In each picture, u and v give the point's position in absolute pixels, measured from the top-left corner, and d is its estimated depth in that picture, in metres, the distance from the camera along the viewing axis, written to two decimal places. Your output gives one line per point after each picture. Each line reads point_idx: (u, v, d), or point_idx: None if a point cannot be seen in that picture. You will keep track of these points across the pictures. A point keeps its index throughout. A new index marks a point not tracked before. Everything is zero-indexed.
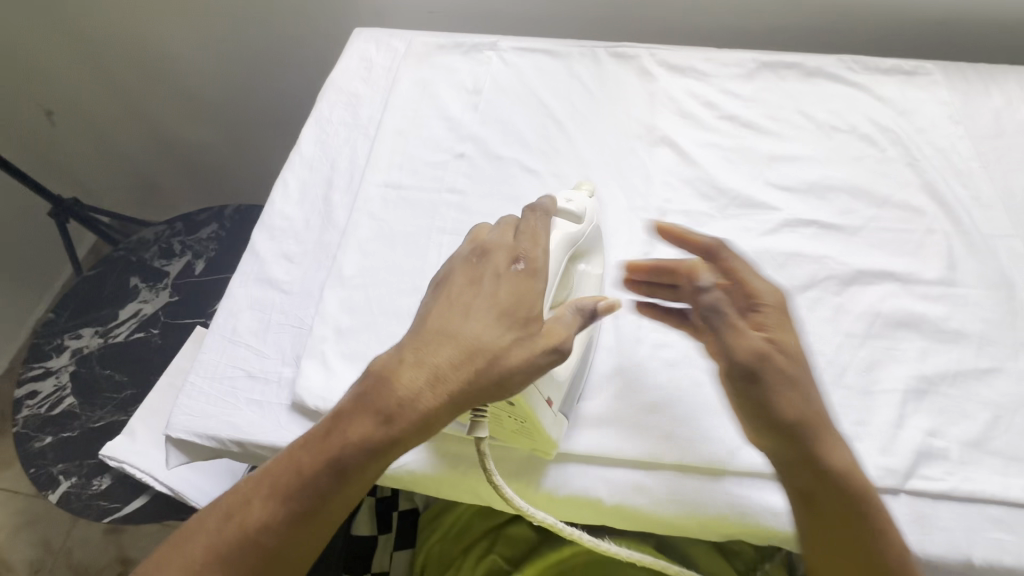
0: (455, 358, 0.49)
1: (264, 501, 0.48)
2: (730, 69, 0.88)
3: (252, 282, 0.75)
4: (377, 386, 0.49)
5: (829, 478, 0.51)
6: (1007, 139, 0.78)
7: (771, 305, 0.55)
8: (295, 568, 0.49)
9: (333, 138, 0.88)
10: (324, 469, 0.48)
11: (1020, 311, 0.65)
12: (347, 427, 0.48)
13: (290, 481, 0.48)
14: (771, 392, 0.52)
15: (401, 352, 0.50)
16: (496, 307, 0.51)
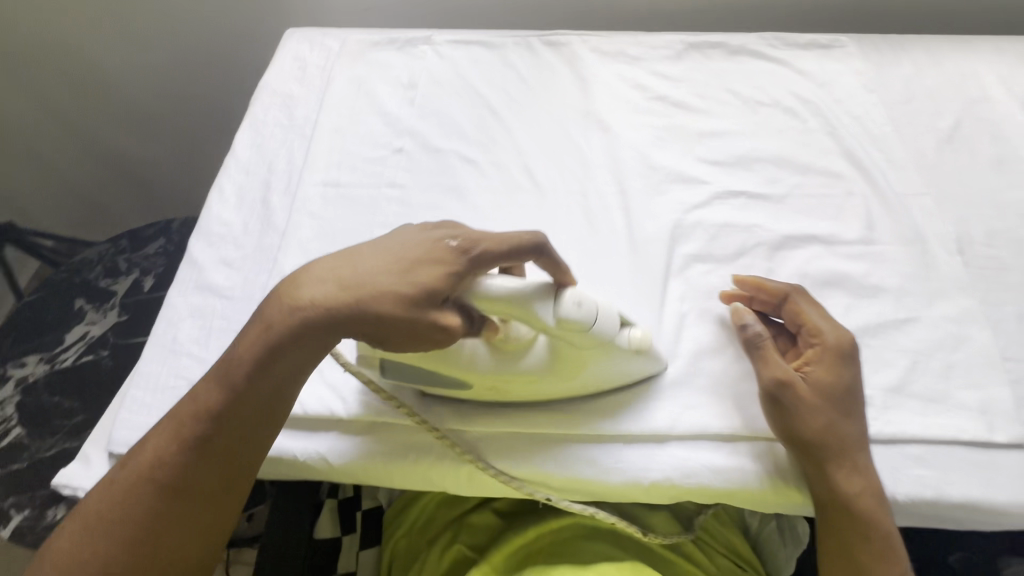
0: (328, 282, 0.53)
1: (166, 422, 0.55)
2: (659, 52, 0.91)
3: (192, 290, 0.73)
4: (265, 310, 0.55)
5: (831, 480, 0.56)
6: (916, 104, 0.83)
7: (826, 348, 0.59)
8: (187, 497, 0.53)
9: (269, 140, 0.87)
10: (216, 391, 0.54)
11: (933, 263, 0.69)
12: (237, 348, 0.55)
13: (187, 402, 0.55)
14: (799, 409, 0.56)
15: (290, 280, 0.55)
16: (386, 245, 0.55)
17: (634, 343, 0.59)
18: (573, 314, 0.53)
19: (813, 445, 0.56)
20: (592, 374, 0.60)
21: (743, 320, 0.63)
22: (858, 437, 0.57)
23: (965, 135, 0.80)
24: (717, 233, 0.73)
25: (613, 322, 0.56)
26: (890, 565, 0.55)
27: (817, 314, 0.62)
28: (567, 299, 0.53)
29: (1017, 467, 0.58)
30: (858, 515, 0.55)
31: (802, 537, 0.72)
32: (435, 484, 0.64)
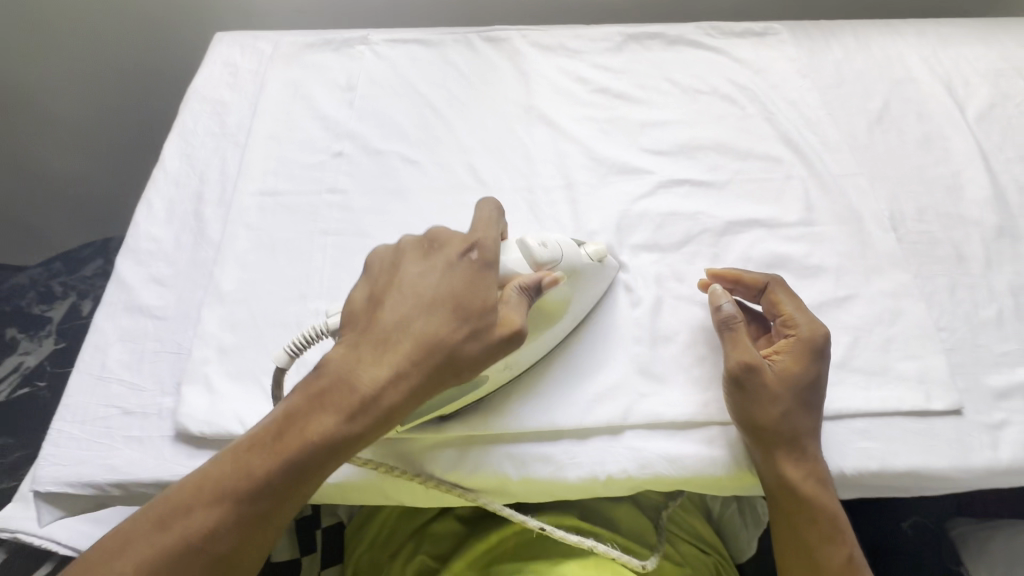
0: (413, 351, 0.51)
1: (211, 507, 0.48)
2: (599, 44, 0.91)
3: (121, 312, 0.69)
4: (335, 383, 0.50)
5: (784, 466, 0.56)
6: (847, 87, 0.85)
7: (799, 340, 0.59)
8: (246, 571, 0.49)
9: (200, 150, 0.83)
10: (281, 468, 0.48)
11: (869, 240, 0.71)
12: (304, 424, 0.49)
13: (240, 485, 0.48)
14: (757, 395, 0.57)
15: (361, 348, 0.51)
16: (452, 299, 0.52)
17: (594, 256, 0.63)
18: (544, 252, 0.58)
19: (767, 432, 0.57)
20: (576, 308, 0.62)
21: (718, 302, 0.62)
22: (812, 426, 0.58)
23: (894, 115, 0.82)
24: (663, 223, 0.73)
25: (574, 250, 0.61)
26: (835, 547, 0.57)
27: (794, 305, 0.62)
28: (530, 242, 0.58)
29: (955, 433, 0.59)
30: (804, 499, 0.57)
31: (762, 518, 0.73)
32: (391, 497, 0.62)
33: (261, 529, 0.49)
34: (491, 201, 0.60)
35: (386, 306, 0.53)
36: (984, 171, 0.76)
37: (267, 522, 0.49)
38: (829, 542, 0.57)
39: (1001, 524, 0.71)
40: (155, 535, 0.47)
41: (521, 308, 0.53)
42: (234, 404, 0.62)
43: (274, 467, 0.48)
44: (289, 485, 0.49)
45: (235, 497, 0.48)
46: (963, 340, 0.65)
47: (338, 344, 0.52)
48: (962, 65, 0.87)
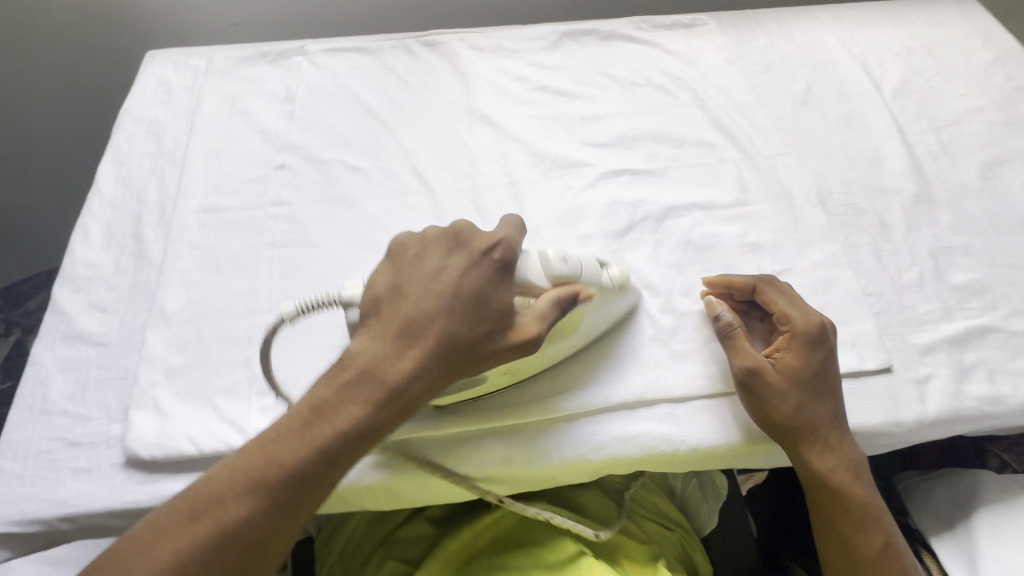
0: (434, 345, 0.52)
1: (245, 498, 0.47)
2: (536, 43, 0.93)
3: (61, 342, 0.67)
4: (360, 375, 0.50)
5: (802, 455, 0.58)
6: (773, 72, 0.89)
7: (795, 335, 0.60)
8: (274, 558, 0.48)
9: (136, 171, 0.81)
10: (310, 454, 0.48)
11: (800, 215, 0.74)
12: (333, 414, 0.50)
13: (270, 474, 0.48)
14: (766, 395, 0.58)
15: (391, 335, 0.51)
16: (468, 298, 0.53)
17: (615, 280, 0.62)
18: (564, 267, 0.57)
19: (784, 429, 0.58)
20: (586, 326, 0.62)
21: (716, 311, 0.64)
22: (832, 415, 0.59)
23: (817, 96, 0.86)
24: (605, 212, 0.75)
25: (594, 268, 0.60)
26: (872, 534, 0.58)
27: (790, 301, 0.62)
28: (551, 254, 0.56)
29: (887, 390, 0.63)
30: (835, 487, 0.58)
31: (721, 490, 0.78)
32: (353, 503, 0.62)
33: (292, 518, 0.48)
34: (514, 217, 0.62)
35: (409, 293, 0.53)
36: (901, 143, 0.81)
37: (297, 510, 0.48)
38: (861, 528, 0.58)
39: (941, 473, 0.75)
40: (189, 528, 0.46)
41: (546, 321, 0.54)
42: (184, 425, 0.60)
43: (303, 457, 0.48)
44: (318, 475, 0.49)
45: (269, 486, 0.47)
46: (889, 303, 0.69)
47: (362, 333, 0.52)
48: (877, 46, 0.92)
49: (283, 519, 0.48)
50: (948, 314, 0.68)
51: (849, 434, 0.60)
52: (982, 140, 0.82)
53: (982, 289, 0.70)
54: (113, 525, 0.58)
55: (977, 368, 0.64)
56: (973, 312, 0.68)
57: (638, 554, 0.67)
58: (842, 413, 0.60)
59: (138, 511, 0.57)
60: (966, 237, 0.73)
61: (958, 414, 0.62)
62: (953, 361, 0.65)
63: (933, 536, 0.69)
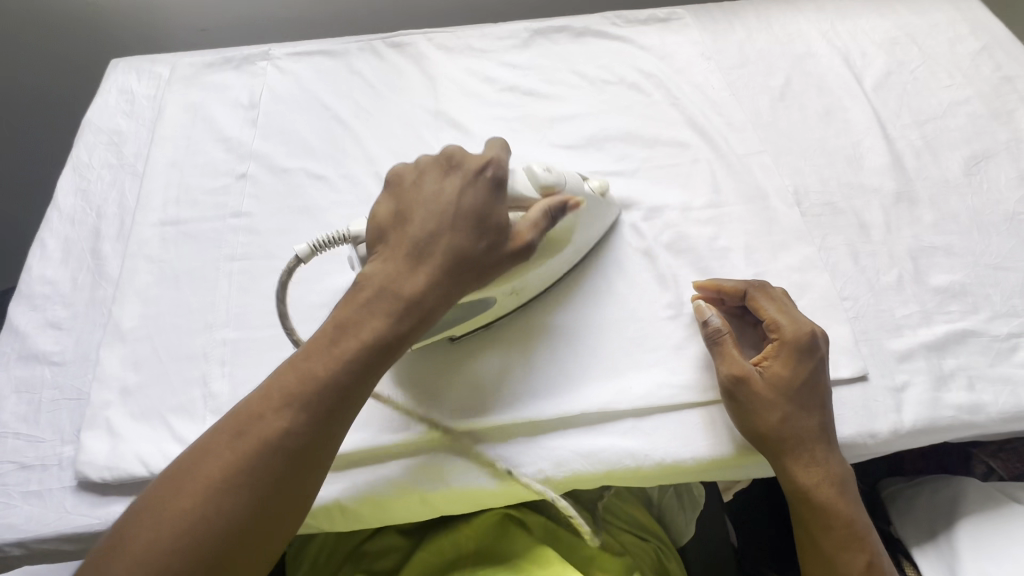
0: (442, 260, 0.52)
1: (282, 410, 0.47)
2: (505, 42, 0.90)
3: (15, 362, 0.66)
4: (380, 293, 0.51)
5: (784, 466, 0.56)
6: (750, 66, 0.86)
7: (783, 342, 0.57)
8: (318, 468, 0.49)
9: (97, 183, 0.79)
10: (343, 365, 0.49)
11: (774, 217, 0.72)
12: (356, 330, 0.50)
13: (303, 388, 0.48)
14: (754, 402, 0.56)
15: (412, 250, 0.52)
16: (475, 206, 0.54)
17: (595, 191, 0.67)
18: (550, 176, 0.59)
19: (767, 440, 0.56)
20: (580, 238, 0.65)
21: (705, 315, 0.61)
22: (818, 427, 0.56)
23: (795, 91, 0.83)
24: None
25: (577, 182, 0.63)
26: (854, 554, 0.55)
27: (780, 307, 0.60)
28: (537, 167, 0.59)
29: (861, 400, 0.60)
30: (816, 504, 0.56)
31: (698, 499, 0.74)
32: (312, 524, 0.60)
33: (334, 429, 0.49)
34: (498, 140, 0.61)
35: (419, 213, 0.54)
36: (882, 138, 0.78)
37: (330, 427, 0.48)
38: (842, 544, 0.55)
39: (926, 481, 0.72)
40: (234, 442, 0.47)
41: (541, 229, 0.55)
42: (135, 446, 0.59)
43: (333, 369, 0.49)
44: (350, 386, 0.49)
45: (303, 399, 0.48)
46: (865, 307, 0.66)
47: (374, 260, 0.53)
48: (860, 36, 0.89)
49: (323, 428, 0.48)
50: (928, 318, 0.65)
51: (836, 448, 0.57)
52: (966, 134, 0.78)
53: (964, 291, 0.67)
54: (63, 550, 0.56)
55: (956, 375, 0.62)
56: (954, 316, 0.65)
57: (612, 565, 0.64)
58: (830, 427, 0.57)
59: (90, 535, 0.56)
60: (947, 236, 0.71)
61: (936, 424, 0.59)
62: (931, 368, 0.62)
63: (913, 547, 0.67)
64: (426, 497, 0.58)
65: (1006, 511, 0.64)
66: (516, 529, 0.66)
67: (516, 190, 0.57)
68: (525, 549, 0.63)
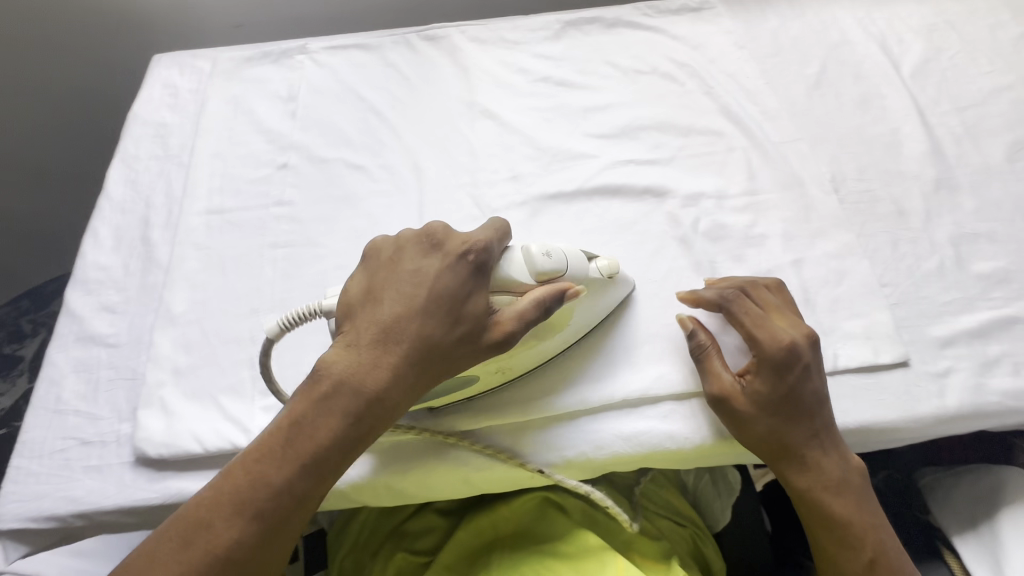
0: (410, 349, 0.51)
1: (232, 520, 0.46)
2: (538, 34, 0.91)
3: (73, 343, 0.69)
4: (338, 388, 0.50)
5: (783, 467, 0.56)
6: (785, 55, 0.86)
7: (760, 355, 0.56)
8: None
9: (145, 174, 0.82)
10: (300, 470, 0.48)
11: (812, 204, 0.71)
12: (313, 430, 0.49)
13: (257, 495, 0.47)
14: (738, 416, 0.55)
15: (373, 342, 0.51)
16: (443, 292, 0.52)
17: (604, 272, 0.60)
18: (547, 262, 0.54)
19: (757, 447, 0.56)
20: (577, 321, 0.60)
21: (688, 328, 0.60)
22: (808, 434, 0.55)
23: (831, 79, 0.83)
24: (608, 205, 0.73)
25: (580, 261, 0.58)
26: (854, 553, 0.54)
27: (760, 316, 0.57)
28: (535, 250, 0.54)
29: (902, 384, 0.60)
30: (820, 502, 0.55)
31: (733, 484, 0.77)
32: (359, 501, 0.62)
33: (284, 535, 0.48)
34: (498, 220, 0.58)
35: (383, 297, 0.52)
36: (921, 125, 0.77)
37: (284, 534, 0.48)
38: (845, 542, 0.54)
39: (965, 469, 0.71)
40: (181, 554, 0.46)
41: (527, 319, 0.52)
42: (190, 424, 0.61)
43: (288, 473, 0.48)
44: (304, 491, 0.48)
45: (255, 509, 0.47)
46: (906, 293, 0.66)
47: (337, 345, 0.51)
48: (896, 23, 0.88)
49: (275, 538, 0.47)
50: (971, 304, 0.65)
51: (835, 448, 0.56)
52: (1008, 120, 0.77)
53: (1008, 278, 0.66)
54: (125, 522, 0.59)
55: (1001, 361, 0.61)
56: (998, 302, 0.65)
57: (650, 551, 0.65)
58: (828, 423, 0.56)
59: (148, 508, 0.58)
60: (990, 223, 0.70)
61: (979, 410, 0.59)
62: (974, 354, 0.62)
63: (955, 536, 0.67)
64: (472, 472, 0.60)
65: None
66: (553, 512, 0.67)
67: (504, 275, 0.54)
68: (565, 532, 0.64)
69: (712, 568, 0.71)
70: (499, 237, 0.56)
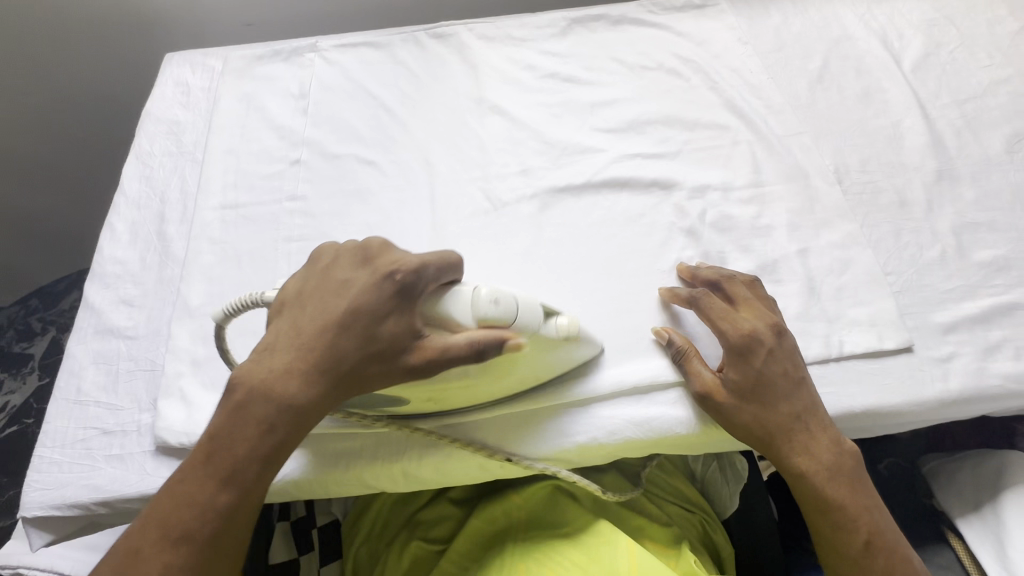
0: (333, 361, 0.50)
1: (159, 543, 0.46)
2: (545, 31, 0.92)
3: (92, 336, 0.70)
4: (261, 403, 0.49)
5: (777, 453, 0.56)
6: (787, 50, 0.87)
7: (728, 349, 0.58)
8: None
9: (159, 170, 0.83)
10: (225, 487, 0.48)
11: (816, 195, 0.73)
12: (238, 445, 0.48)
13: (183, 515, 0.47)
14: (721, 407, 0.57)
15: (297, 355, 0.50)
16: (365, 301, 0.50)
17: (561, 331, 0.56)
18: (493, 308, 0.50)
19: (748, 436, 0.57)
20: (523, 370, 0.57)
21: (664, 337, 0.62)
22: (792, 415, 0.57)
23: (834, 73, 0.84)
24: (616, 197, 0.75)
25: (533, 310, 0.54)
26: (850, 534, 0.54)
27: (724, 310, 0.60)
28: (484, 294, 0.50)
29: (907, 369, 0.62)
30: (817, 488, 0.55)
31: (742, 472, 0.76)
32: (374, 487, 0.63)
33: (212, 558, 0.47)
34: (452, 255, 0.53)
35: (308, 310, 0.52)
36: (922, 118, 0.79)
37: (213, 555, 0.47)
38: (840, 526, 0.55)
39: (969, 453, 0.73)
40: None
41: (458, 357, 0.49)
42: (210, 413, 0.63)
43: (210, 490, 0.47)
44: (229, 510, 0.47)
45: (180, 529, 0.46)
46: (909, 282, 0.67)
47: (262, 358, 0.51)
48: (897, 18, 0.90)
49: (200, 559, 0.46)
50: (972, 291, 0.66)
51: (822, 431, 0.57)
52: (1007, 112, 0.79)
53: (1008, 265, 0.68)
54: None
55: (1003, 346, 0.63)
56: (999, 289, 0.67)
57: (660, 536, 0.66)
58: (816, 404, 0.58)
59: None
60: (991, 212, 0.72)
61: (982, 393, 0.60)
62: (976, 339, 0.63)
63: (959, 519, 0.68)
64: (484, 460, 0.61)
65: None
66: (565, 500, 0.68)
67: (439, 312, 0.51)
68: (577, 518, 0.65)
69: (722, 555, 0.72)
70: (445, 276, 0.51)
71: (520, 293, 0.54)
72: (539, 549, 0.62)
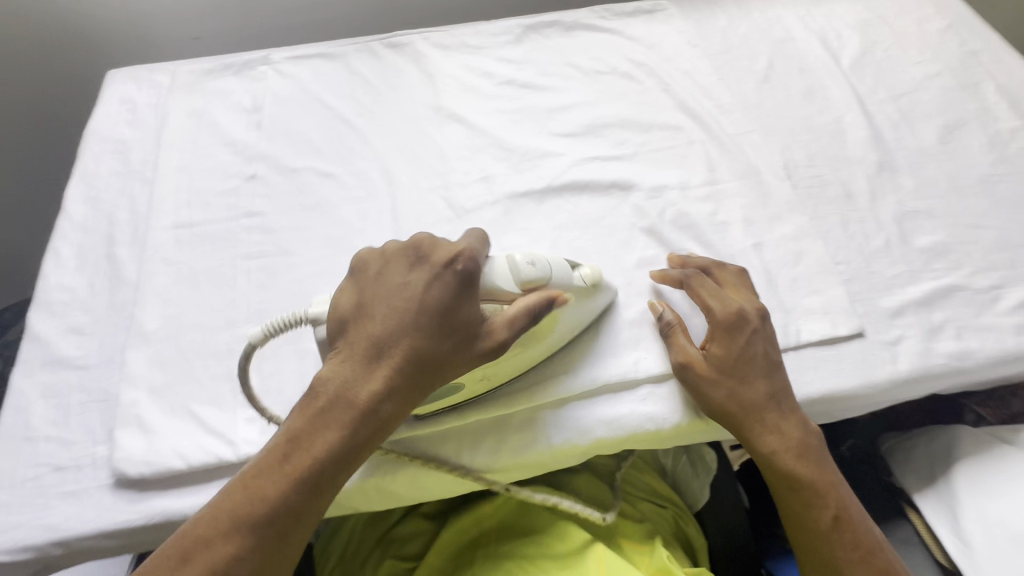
0: (403, 362, 0.50)
1: (227, 536, 0.46)
2: (499, 38, 0.93)
3: (40, 368, 0.67)
4: (335, 402, 0.50)
5: (752, 437, 0.58)
6: (734, 52, 0.90)
7: (716, 325, 0.60)
8: None
9: (106, 191, 0.80)
10: (297, 484, 0.48)
11: (768, 191, 0.76)
12: (311, 443, 0.49)
13: (253, 508, 0.47)
14: (701, 383, 0.59)
15: (366, 355, 0.50)
16: (432, 302, 0.51)
17: (586, 280, 0.62)
18: (532, 271, 0.55)
19: (723, 415, 0.58)
20: (563, 328, 0.61)
21: (658, 310, 0.65)
22: (766, 395, 0.58)
23: (778, 73, 0.88)
24: (577, 201, 0.76)
25: (563, 271, 0.59)
26: (819, 510, 0.56)
27: (715, 290, 0.63)
28: (521, 259, 0.55)
29: (860, 353, 0.64)
30: (785, 466, 0.57)
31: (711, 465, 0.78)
32: (345, 506, 0.62)
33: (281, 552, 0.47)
34: (476, 231, 0.58)
35: (372, 311, 0.52)
36: (862, 113, 0.83)
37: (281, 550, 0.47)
38: (808, 502, 0.57)
39: (921, 432, 0.77)
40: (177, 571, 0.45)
41: (519, 326, 0.53)
42: (171, 440, 0.60)
43: (282, 486, 0.47)
44: (301, 507, 0.48)
45: (252, 522, 0.46)
46: (858, 270, 0.70)
47: (331, 360, 0.51)
48: (834, 20, 0.94)
49: (270, 556, 0.46)
50: (916, 276, 0.70)
51: (792, 412, 0.59)
52: (939, 105, 0.84)
53: (946, 250, 0.72)
54: (107, 545, 0.58)
55: (945, 327, 0.66)
56: (939, 273, 0.70)
57: (633, 534, 0.67)
58: (785, 386, 0.60)
59: (130, 529, 0.57)
60: (928, 201, 0.76)
61: (929, 371, 0.64)
62: (922, 321, 0.67)
63: (916, 494, 0.71)
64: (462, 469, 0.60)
65: (995, 452, 0.69)
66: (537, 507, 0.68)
67: (489, 284, 0.54)
68: (550, 523, 0.65)
69: (694, 548, 0.73)
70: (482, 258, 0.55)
71: (550, 257, 0.60)
72: (513, 559, 0.62)
